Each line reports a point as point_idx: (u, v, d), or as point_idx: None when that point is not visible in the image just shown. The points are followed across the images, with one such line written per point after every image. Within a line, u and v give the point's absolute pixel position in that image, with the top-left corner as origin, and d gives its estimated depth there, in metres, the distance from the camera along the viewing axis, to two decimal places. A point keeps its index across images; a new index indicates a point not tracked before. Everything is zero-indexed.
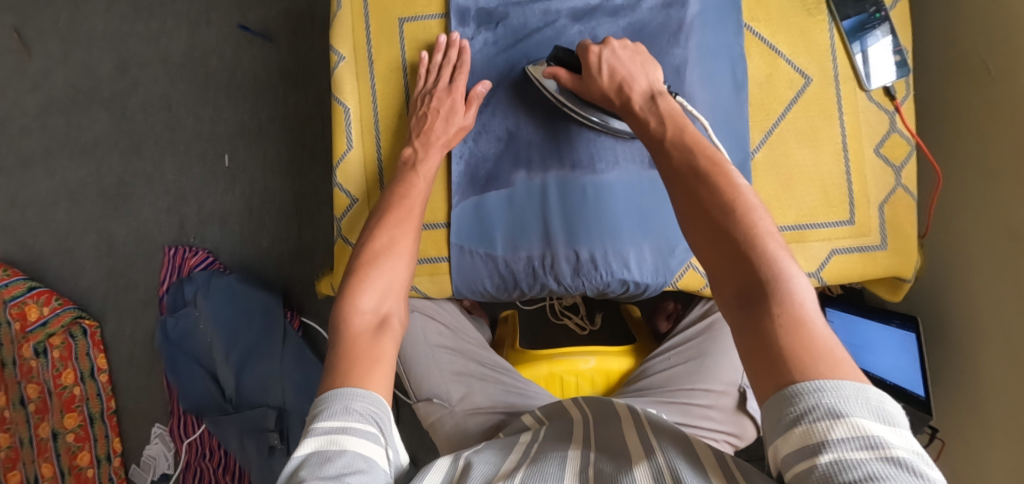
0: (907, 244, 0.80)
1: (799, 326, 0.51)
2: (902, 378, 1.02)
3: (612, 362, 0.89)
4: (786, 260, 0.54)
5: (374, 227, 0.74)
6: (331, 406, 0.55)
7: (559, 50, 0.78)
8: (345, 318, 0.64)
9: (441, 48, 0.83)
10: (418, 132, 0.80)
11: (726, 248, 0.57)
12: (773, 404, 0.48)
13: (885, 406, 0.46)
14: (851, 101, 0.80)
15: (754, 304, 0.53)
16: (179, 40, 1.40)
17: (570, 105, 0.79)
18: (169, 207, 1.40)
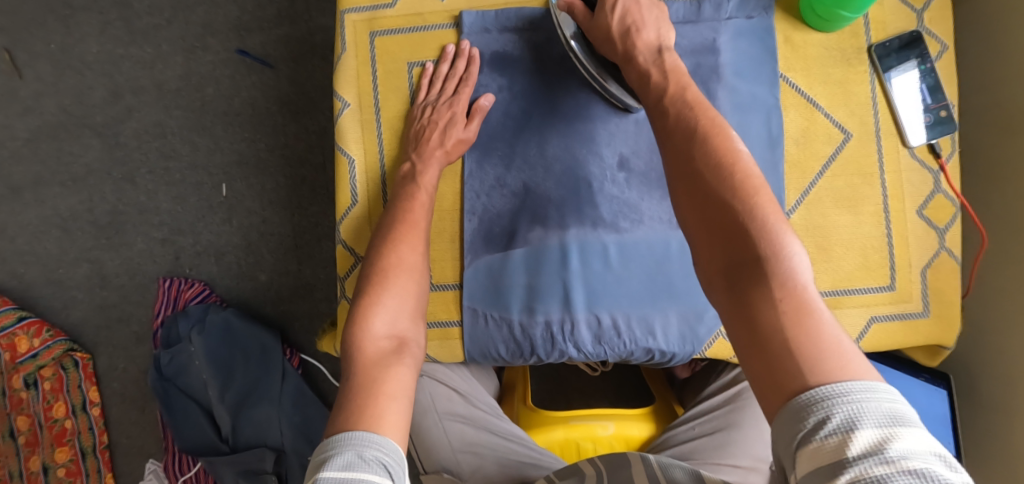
0: (951, 313, 0.75)
1: (804, 315, 0.47)
2: (931, 432, 0.97)
3: (633, 427, 0.83)
4: (788, 238, 0.51)
5: (380, 245, 0.71)
6: (340, 454, 0.50)
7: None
8: (357, 344, 0.60)
9: (448, 58, 0.80)
10: (418, 150, 0.77)
11: (723, 226, 0.54)
12: (783, 419, 0.44)
13: (900, 409, 0.42)
14: (893, 159, 0.76)
15: (753, 282, 0.50)
16: (174, 65, 1.34)
17: (579, 58, 0.75)
18: (164, 238, 1.34)
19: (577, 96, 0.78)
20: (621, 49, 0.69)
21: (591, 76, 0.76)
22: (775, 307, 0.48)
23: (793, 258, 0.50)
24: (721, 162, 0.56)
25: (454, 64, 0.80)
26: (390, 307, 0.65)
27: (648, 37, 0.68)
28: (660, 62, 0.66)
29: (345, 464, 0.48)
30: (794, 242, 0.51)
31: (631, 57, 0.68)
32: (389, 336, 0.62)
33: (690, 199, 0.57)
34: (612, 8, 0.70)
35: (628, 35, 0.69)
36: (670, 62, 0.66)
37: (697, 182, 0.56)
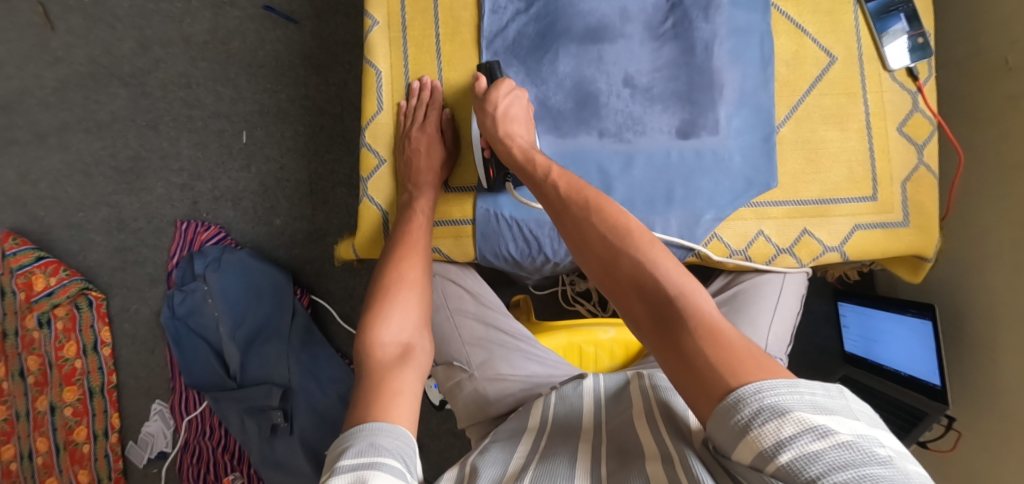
0: (930, 224, 0.85)
1: (717, 337, 0.55)
2: (918, 369, 1.02)
3: (632, 334, 0.90)
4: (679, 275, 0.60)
5: (382, 263, 0.78)
6: (358, 443, 0.56)
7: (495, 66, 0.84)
8: (369, 353, 0.67)
9: (415, 92, 0.88)
10: (413, 182, 0.85)
11: (627, 283, 0.62)
12: (719, 417, 0.51)
13: (819, 396, 0.50)
14: (875, 81, 0.85)
15: (670, 326, 0.58)
16: (203, 20, 1.41)
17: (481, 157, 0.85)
18: (184, 184, 1.40)
19: (587, 20, 0.84)
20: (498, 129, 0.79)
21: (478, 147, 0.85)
22: (695, 339, 0.56)
23: (696, 293, 0.59)
24: (611, 225, 0.65)
25: (421, 97, 0.88)
26: (399, 317, 0.71)
27: (514, 133, 0.79)
28: (525, 150, 0.77)
29: (359, 452, 0.55)
30: (687, 279, 0.60)
31: (510, 138, 0.78)
32: (398, 343, 0.69)
33: (596, 266, 0.65)
34: (501, 97, 0.80)
35: (503, 126, 0.79)
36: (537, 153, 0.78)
37: (595, 252, 0.65)
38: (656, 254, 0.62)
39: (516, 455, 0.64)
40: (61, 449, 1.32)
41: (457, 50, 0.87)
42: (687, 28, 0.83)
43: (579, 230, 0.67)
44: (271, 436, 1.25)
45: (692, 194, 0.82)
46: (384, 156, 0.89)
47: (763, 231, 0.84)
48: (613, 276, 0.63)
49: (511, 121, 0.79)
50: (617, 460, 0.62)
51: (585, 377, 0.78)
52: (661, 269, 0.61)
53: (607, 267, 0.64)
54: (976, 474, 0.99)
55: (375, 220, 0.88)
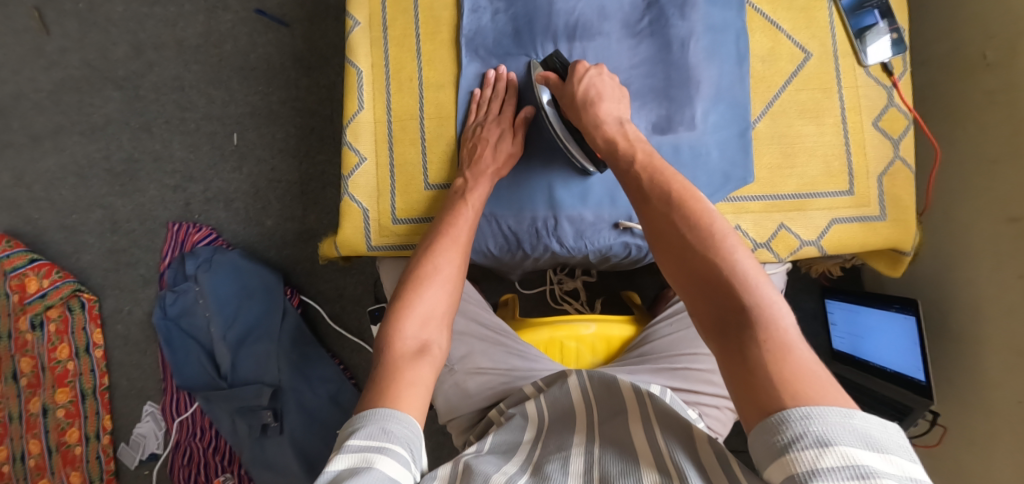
0: (907, 216, 0.86)
1: (787, 353, 0.54)
2: (902, 364, 1.03)
3: (614, 329, 0.92)
4: (761, 283, 0.59)
5: (422, 252, 0.77)
6: (368, 425, 0.57)
7: (557, 59, 0.83)
8: (389, 344, 0.66)
9: (490, 82, 0.87)
10: (470, 168, 0.83)
11: (703, 281, 0.61)
12: (762, 435, 0.51)
13: (874, 433, 0.48)
14: (850, 76, 0.86)
15: (738, 331, 0.57)
16: (195, 23, 1.43)
17: (560, 136, 0.83)
18: (176, 185, 1.41)
19: (565, 18, 0.85)
20: (582, 113, 0.78)
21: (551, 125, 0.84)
22: (761, 350, 0.55)
23: (774, 305, 0.57)
24: (695, 222, 0.64)
25: (493, 88, 0.87)
26: (424, 311, 0.70)
27: (609, 110, 0.78)
28: (609, 136, 0.76)
29: (368, 434, 0.55)
30: (768, 289, 0.59)
31: (597, 124, 0.77)
32: (417, 338, 0.68)
33: (673, 260, 0.64)
34: (579, 80, 0.80)
35: (593, 104, 0.78)
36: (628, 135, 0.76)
37: (675, 245, 0.64)
38: (741, 258, 0.61)
39: (509, 462, 0.65)
40: (53, 451, 1.33)
41: (437, 49, 0.89)
42: (664, 25, 0.84)
43: (660, 224, 0.67)
44: (262, 436, 1.26)
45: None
46: (365, 154, 0.89)
47: (740, 226, 0.85)
48: (689, 272, 0.62)
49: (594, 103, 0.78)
50: (612, 456, 0.62)
51: (569, 376, 0.79)
52: (743, 272, 0.60)
53: (686, 262, 0.63)
54: (963, 469, 0.99)
55: (358, 218, 0.89)
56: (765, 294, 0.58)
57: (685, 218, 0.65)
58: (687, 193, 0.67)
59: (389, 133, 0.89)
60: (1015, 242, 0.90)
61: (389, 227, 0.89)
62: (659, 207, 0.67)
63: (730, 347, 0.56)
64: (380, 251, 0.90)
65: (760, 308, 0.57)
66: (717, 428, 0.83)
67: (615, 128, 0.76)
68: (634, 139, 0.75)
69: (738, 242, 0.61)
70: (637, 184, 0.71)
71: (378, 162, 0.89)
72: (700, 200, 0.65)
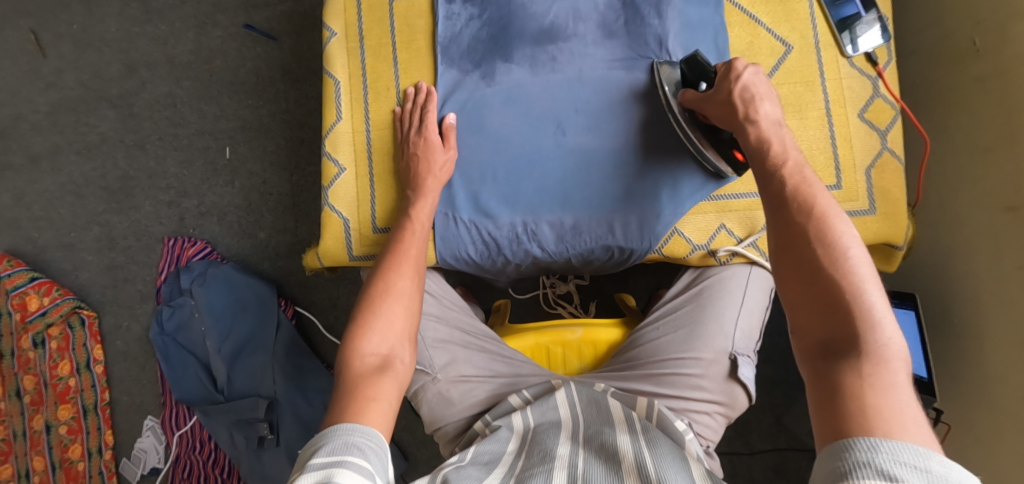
0: (896, 209, 0.84)
1: (887, 388, 0.52)
2: (904, 360, 1.00)
3: (600, 332, 0.91)
4: (878, 317, 0.57)
5: (377, 271, 0.78)
6: (330, 442, 0.57)
7: (697, 57, 0.79)
8: (348, 363, 0.68)
9: (410, 97, 0.88)
10: (413, 185, 0.83)
11: (825, 305, 0.59)
12: (828, 458, 0.49)
13: (949, 479, 0.45)
14: (833, 68, 0.84)
15: (845, 355, 0.56)
16: (186, 41, 1.45)
17: (688, 133, 0.80)
18: (171, 201, 1.42)
19: (540, 21, 0.86)
20: (739, 115, 0.72)
21: (687, 135, 0.80)
22: (859, 378, 0.53)
23: (888, 341, 0.55)
24: (830, 243, 0.61)
25: (416, 101, 0.87)
26: (380, 328, 0.71)
27: (765, 111, 0.72)
28: (763, 136, 0.71)
29: (331, 450, 0.56)
30: (890, 324, 0.57)
31: (753, 122, 0.71)
32: (379, 354, 0.70)
33: (794, 273, 0.63)
34: (734, 80, 0.74)
35: (750, 102, 0.72)
36: (784, 138, 0.71)
37: (798, 251, 0.63)
38: (872, 289, 0.58)
39: (490, 477, 0.63)
40: (56, 468, 1.33)
41: (413, 57, 0.89)
42: (640, 25, 0.85)
43: (790, 237, 0.64)
44: (259, 448, 1.25)
45: (653, 185, 0.83)
46: (344, 164, 0.89)
47: (724, 225, 0.85)
48: (813, 288, 0.61)
49: (750, 103, 0.72)
50: (597, 462, 0.63)
51: (558, 389, 0.79)
52: (869, 303, 0.58)
53: (812, 278, 0.61)
54: (971, 468, 0.95)
55: (338, 228, 0.89)
56: (885, 329, 0.56)
57: (821, 229, 0.62)
58: (832, 213, 0.63)
59: (369, 142, 0.89)
60: (1012, 232, 0.87)
61: (369, 235, 0.89)
62: (797, 215, 0.64)
63: (826, 366, 0.56)
64: (362, 260, 0.90)
65: (874, 339, 0.56)
66: (708, 435, 0.82)
67: (773, 130, 0.71)
68: (790, 147, 0.70)
69: (871, 271, 0.58)
70: (770, 192, 0.68)
71: (358, 171, 0.89)
72: (843, 220, 0.61)
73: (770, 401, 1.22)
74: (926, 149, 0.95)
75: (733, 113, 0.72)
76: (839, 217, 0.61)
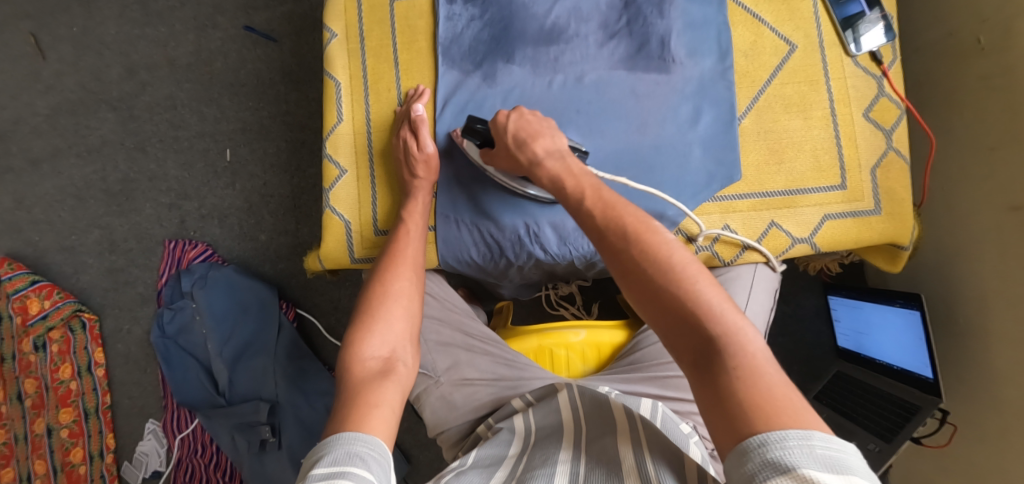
0: (901, 209, 0.84)
1: (756, 377, 0.54)
2: (910, 362, 0.99)
3: (603, 335, 0.90)
4: (722, 311, 0.58)
5: (374, 274, 0.78)
6: (331, 452, 0.57)
7: (472, 120, 0.80)
8: (350, 367, 0.68)
9: (409, 99, 0.87)
10: (411, 189, 0.83)
11: (670, 315, 0.60)
12: (733, 465, 0.50)
13: (835, 454, 0.47)
14: (837, 67, 0.84)
15: (710, 360, 0.56)
16: (186, 43, 1.44)
17: (502, 179, 0.82)
18: (171, 203, 1.42)
19: (541, 21, 0.85)
20: (524, 164, 0.76)
21: (503, 182, 0.83)
22: (731, 377, 0.54)
23: (743, 331, 0.57)
24: (653, 255, 0.63)
25: (414, 102, 0.86)
26: (380, 331, 0.72)
27: (540, 148, 0.75)
28: (554, 175, 0.74)
29: (333, 460, 0.55)
30: (733, 312, 0.59)
31: (537, 164, 0.75)
32: (379, 357, 0.70)
33: (633, 294, 0.63)
34: (506, 128, 0.77)
35: (524, 150, 0.76)
36: (572, 168, 0.74)
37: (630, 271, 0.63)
38: (703, 286, 0.60)
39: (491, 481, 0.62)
40: (58, 471, 1.33)
41: (414, 58, 0.88)
42: (642, 24, 0.84)
43: (618, 260, 0.65)
44: (260, 451, 1.25)
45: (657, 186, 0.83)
46: (345, 167, 0.89)
47: (729, 225, 0.84)
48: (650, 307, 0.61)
49: (523, 148, 0.76)
50: (598, 472, 0.61)
51: (560, 391, 0.77)
52: (705, 300, 0.59)
53: (650, 296, 0.61)
54: (976, 469, 0.95)
55: (339, 230, 0.88)
56: (732, 319, 0.58)
57: (643, 243, 0.64)
58: (643, 226, 0.65)
59: (370, 144, 0.89)
60: (1018, 232, 0.87)
61: (371, 238, 0.88)
62: (615, 239, 0.65)
63: (700, 374, 0.56)
64: (364, 262, 0.90)
65: (729, 334, 0.57)
66: (714, 438, 0.81)
67: (556, 165, 0.74)
68: (579, 172, 0.73)
69: (699, 270, 0.60)
70: (589, 221, 0.69)
71: (359, 173, 0.89)
72: (654, 234, 0.63)
73: None
74: (931, 148, 0.95)
75: (517, 159, 0.76)
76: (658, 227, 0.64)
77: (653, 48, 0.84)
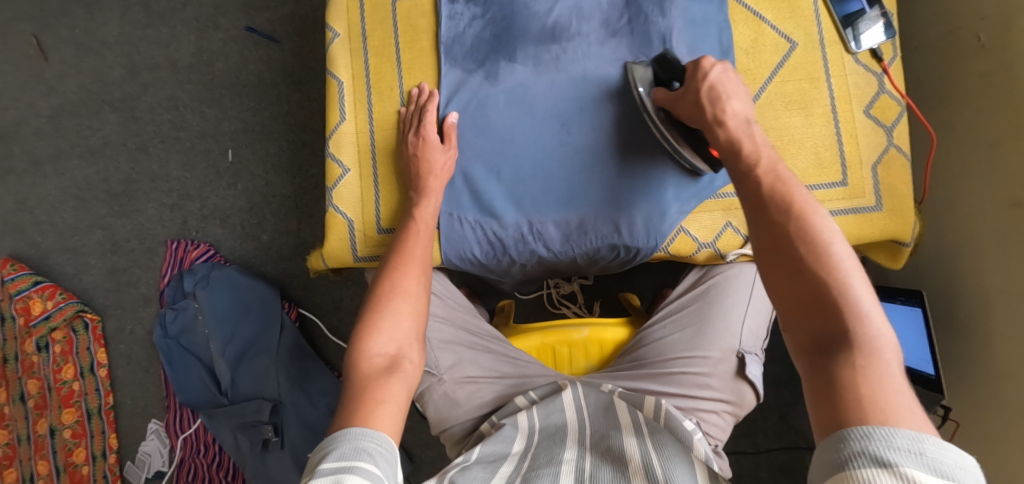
0: (903, 206, 0.84)
1: (880, 380, 0.51)
2: (912, 358, 1.00)
3: (606, 332, 0.91)
4: (868, 310, 0.55)
5: (382, 271, 0.78)
6: (339, 447, 0.57)
7: (664, 57, 0.79)
8: (357, 365, 0.67)
9: (414, 99, 0.87)
10: (416, 187, 0.83)
11: (809, 298, 0.57)
12: (828, 448, 0.49)
13: (944, 459, 0.45)
14: (838, 64, 0.84)
15: (836, 350, 0.54)
16: (188, 44, 1.45)
17: (662, 133, 0.80)
18: (173, 204, 1.42)
19: (543, 20, 0.86)
20: (708, 115, 0.72)
21: (665, 139, 0.80)
22: (853, 371, 0.52)
23: (883, 334, 0.54)
24: (812, 236, 0.59)
25: (420, 102, 0.87)
26: (389, 328, 0.71)
27: (733, 108, 0.72)
28: (733, 136, 0.70)
29: (340, 455, 0.55)
30: (879, 316, 0.55)
31: (722, 123, 0.71)
32: (386, 354, 0.69)
33: (773, 269, 0.61)
34: (701, 77, 0.74)
35: (717, 104, 0.72)
36: (755, 134, 0.70)
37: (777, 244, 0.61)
38: (856, 281, 0.57)
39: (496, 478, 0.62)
40: (61, 472, 1.33)
41: (416, 57, 0.88)
42: (643, 23, 0.84)
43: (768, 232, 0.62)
44: (263, 451, 1.25)
45: (657, 184, 0.83)
46: (348, 166, 0.89)
47: (731, 222, 0.85)
48: (793, 283, 0.59)
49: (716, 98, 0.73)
50: (605, 466, 0.63)
51: (563, 389, 0.78)
52: (856, 295, 0.56)
53: (796, 274, 0.58)
54: (979, 466, 0.95)
55: (343, 229, 0.89)
56: (877, 322, 0.54)
57: (800, 221, 0.60)
58: (809, 206, 0.62)
59: (372, 143, 0.89)
60: (1018, 228, 0.87)
61: (374, 236, 0.89)
62: (773, 212, 0.62)
63: (820, 362, 0.54)
64: (367, 261, 0.90)
65: (867, 333, 0.54)
66: (716, 434, 0.81)
67: (740, 127, 0.70)
68: (762, 142, 0.69)
69: (856, 264, 0.57)
70: (749, 191, 0.66)
71: (362, 172, 0.89)
72: (822, 215, 0.60)
73: (776, 399, 1.22)
74: (932, 145, 0.95)
75: (702, 113, 0.72)
76: (817, 209, 0.60)
77: (654, 46, 0.84)
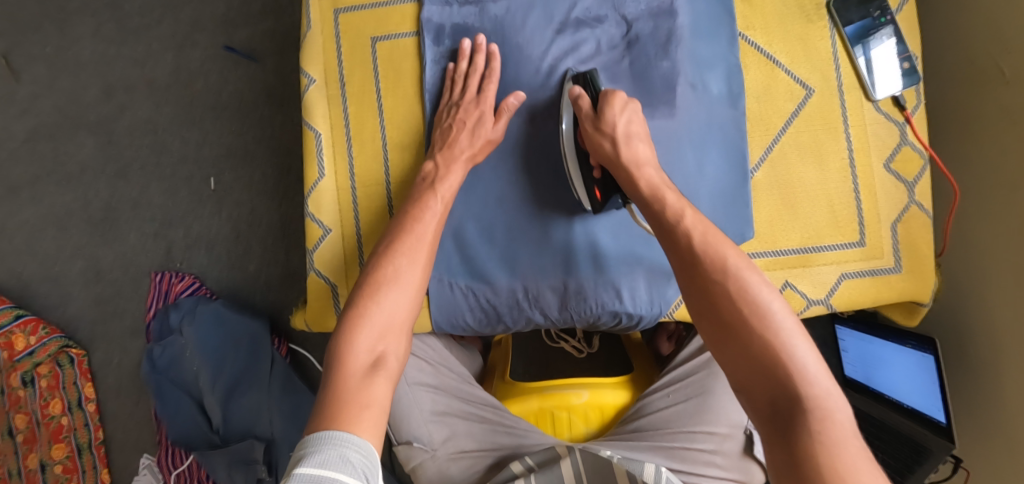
0: (921, 266, 0.85)
1: None
2: (921, 403, 0.96)
3: (607, 396, 0.86)
4: (832, 429, 0.52)
5: (381, 253, 0.73)
6: (320, 449, 0.54)
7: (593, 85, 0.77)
8: (340, 364, 0.63)
9: (465, 54, 0.81)
10: (442, 155, 0.78)
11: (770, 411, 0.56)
12: None
13: None
14: (856, 112, 0.84)
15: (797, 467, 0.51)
16: (164, 63, 1.38)
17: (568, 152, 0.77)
18: (156, 232, 1.37)
19: (538, 65, 0.81)
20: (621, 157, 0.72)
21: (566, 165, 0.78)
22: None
23: (846, 457, 0.50)
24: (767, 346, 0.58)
25: (472, 60, 0.81)
26: (378, 323, 0.67)
27: (642, 153, 0.72)
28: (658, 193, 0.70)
29: (322, 461, 0.52)
30: (844, 434, 0.52)
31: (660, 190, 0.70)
32: (371, 351, 0.65)
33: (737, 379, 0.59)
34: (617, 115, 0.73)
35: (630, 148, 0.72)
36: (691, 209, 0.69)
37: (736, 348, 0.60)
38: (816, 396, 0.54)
39: None
40: None
41: (399, 103, 0.83)
42: (646, 67, 0.79)
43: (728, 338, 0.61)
44: None
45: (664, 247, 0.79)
46: (329, 226, 0.83)
47: None
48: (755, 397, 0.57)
49: (629, 144, 0.72)
50: None
51: (563, 458, 0.73)
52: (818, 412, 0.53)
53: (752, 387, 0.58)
54: None
55: (326, 297, 0.84)
56: (839, 440, 0.51)
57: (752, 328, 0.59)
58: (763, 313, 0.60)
59: (354, 201, 0.83)
60: None
61: None
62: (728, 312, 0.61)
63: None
64: None
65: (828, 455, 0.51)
66: None
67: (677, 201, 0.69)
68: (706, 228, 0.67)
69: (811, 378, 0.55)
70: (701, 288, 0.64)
71: (344, 233, 0.84)
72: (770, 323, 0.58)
73: None
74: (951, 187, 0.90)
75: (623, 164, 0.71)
76: (762, 316, 0.59)
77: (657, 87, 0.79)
